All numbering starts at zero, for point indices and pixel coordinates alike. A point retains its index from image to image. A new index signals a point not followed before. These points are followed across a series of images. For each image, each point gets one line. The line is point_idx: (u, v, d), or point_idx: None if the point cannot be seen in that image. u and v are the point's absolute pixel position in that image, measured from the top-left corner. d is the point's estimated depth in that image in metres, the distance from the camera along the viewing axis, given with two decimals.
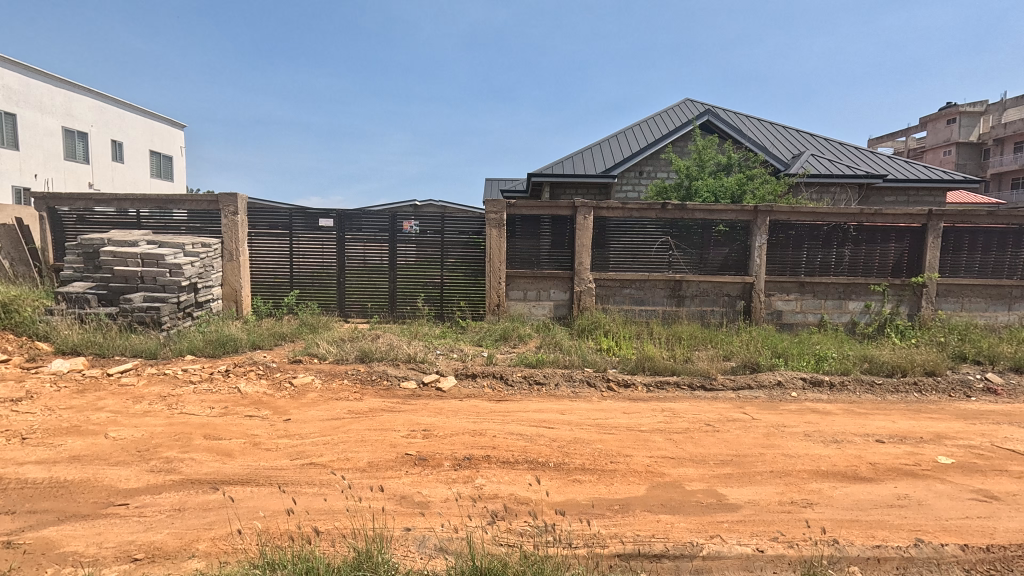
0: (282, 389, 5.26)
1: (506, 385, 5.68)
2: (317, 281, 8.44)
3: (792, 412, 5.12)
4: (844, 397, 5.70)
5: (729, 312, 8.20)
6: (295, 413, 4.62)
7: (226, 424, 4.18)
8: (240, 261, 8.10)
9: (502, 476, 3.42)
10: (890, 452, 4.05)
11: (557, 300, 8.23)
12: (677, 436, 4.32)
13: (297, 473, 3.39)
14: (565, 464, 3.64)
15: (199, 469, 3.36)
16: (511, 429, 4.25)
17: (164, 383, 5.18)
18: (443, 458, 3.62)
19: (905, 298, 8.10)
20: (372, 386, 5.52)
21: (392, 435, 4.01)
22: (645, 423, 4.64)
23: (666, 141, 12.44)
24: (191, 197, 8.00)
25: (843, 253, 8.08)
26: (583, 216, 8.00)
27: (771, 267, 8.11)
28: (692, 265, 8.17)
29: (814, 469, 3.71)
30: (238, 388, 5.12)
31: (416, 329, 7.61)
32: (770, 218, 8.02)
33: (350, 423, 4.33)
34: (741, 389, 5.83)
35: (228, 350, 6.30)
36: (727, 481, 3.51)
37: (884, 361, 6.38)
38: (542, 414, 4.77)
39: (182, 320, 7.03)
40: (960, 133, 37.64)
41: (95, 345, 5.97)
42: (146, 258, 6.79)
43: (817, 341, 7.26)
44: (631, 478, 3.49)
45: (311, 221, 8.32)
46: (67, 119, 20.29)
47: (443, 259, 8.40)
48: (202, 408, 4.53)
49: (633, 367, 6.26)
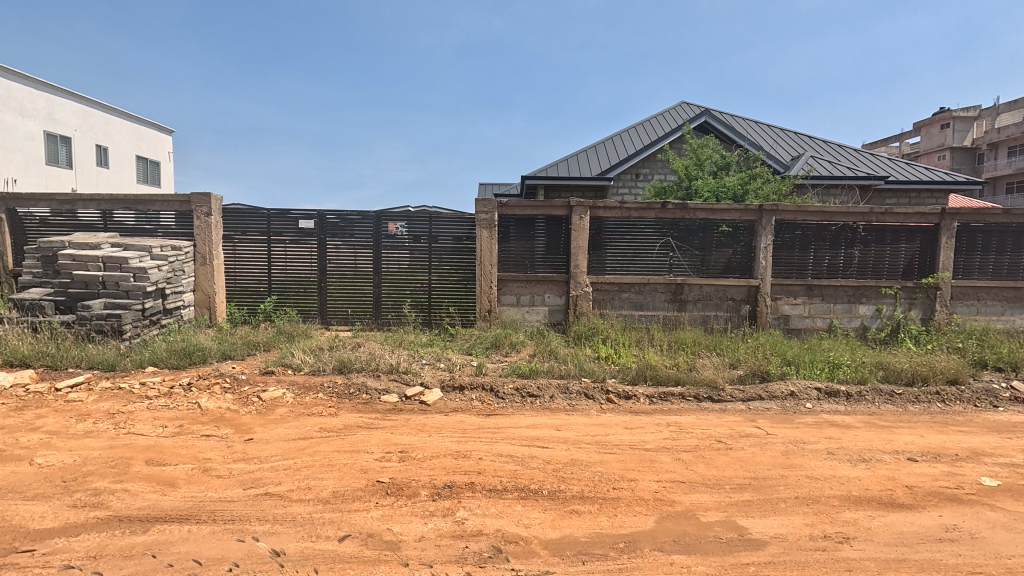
0: (249, 404, 4.75)
1: (497, 398, 5.20)
2: (297, 286, 7.94)
3: (810, 426, 4.67)
4: (862, 408, 5.27)
5: (733, 317, 7.75)
6: (259, 432, 4.14)
7: (176, 446, 3.68)
8: (213, 265, 7.61)
9: (488, 508, 2.94)
10: (927, 472, 3.59)
11: (552, 305, 7.78)
12: (686, 455, 3.85)
13: (248, 507, 2.90)
14: (560, 492, 3.15)
15: (132, 503, 2.87)
16: (500, 449, 3.75)
17: (116, 399, 4.66)
18: (420, 486, 3.13)
19: (917, 302, 7.69)
20: (349, 400, 5.03)
21: (363, 457, 3.51)
22: (649, 441, 4.19)
23: (664, 141, 12.06)
24: (162, 198, 7.54)
25: (853, 254, 7.68)
26: (579, 216, 7.55)
27: (777, 269, 7.69)
28: (693, 267, 7.74)
29: (846, 494, 3.25)
30: (199, 404, 4.62)
31: (402, 336, 7.13)
32: (775, 218, 7.61)
33: (317, 444, 3.82)
34: (751, 400, 5.39)
35: (195, 360, 5.81)
36: (748, 512, 3.04)
37: (902, 369, 5.96)
38: (536, 431, 4.29)
39: (148, 328, 6.49)
40: (953, 136, 37.68)
41: (47, 357, 5.47)
42: (108, 262, 6.30)
43: (828, 347, 6.82)
44: (637, 508, 3.02)
45: (293, 223, 7.85)
46: (48, 123, 19.77)
47: (432, 262, 7.94)
48: (153, 428, 4.03)
49: (634, 376, 5.82)
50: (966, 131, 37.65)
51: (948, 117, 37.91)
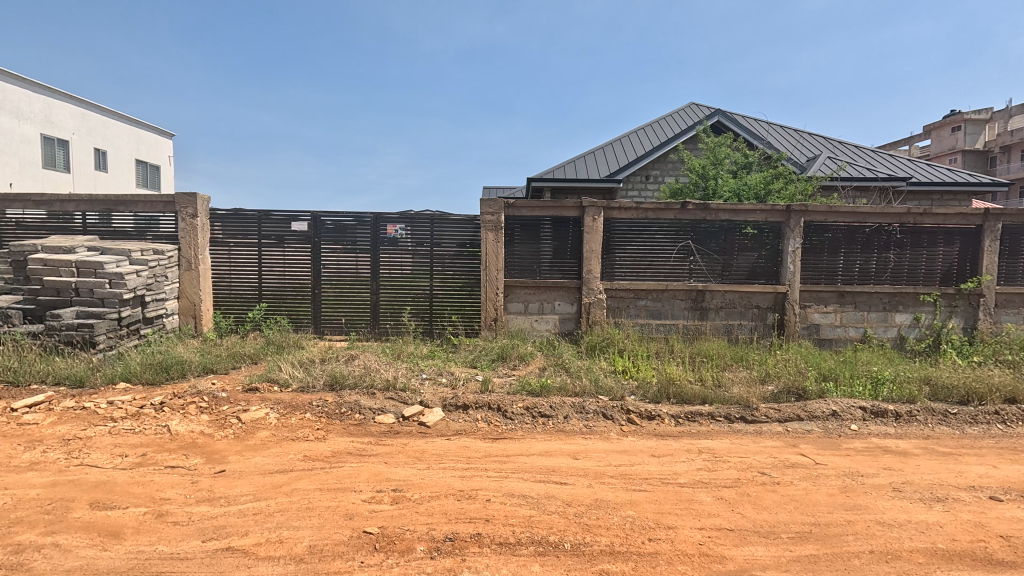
0: (226, 427, 4.21)
1: (505, 419, 4.65)
2: (289, 293, 7.42)
3: (862, 454, 4.11)
4: (915, 431, 4.69)
5: (759, 326, 7.18)
6: (234, 461, 3.61)
7: (132, 482, 3.15)
8: (199, 270, 7.10)
9: (498, 569, 2.38)
10: (1020, 518, 3.01)
11: (563, 314, 7.23)
12: (729, 493, 3.28)
13: (204, 567, 2.36)
14: (586, 546, 2.58)
15: (62, 564, 2.33)
16: (510, 487, 3.19)
17: (75, 422, 4.13)
18: (415, 539, 2.57)
19: (958, 310, 7.12)
20: (340, 421, 4.49)
21: (350, 499, 2.96)
22: (682, 473, 3.63)
23: (676, 140, 11.51)
24: (145, 198, 7.06)
25: (888, 257, 7.11)
26: (592, 217, 7.02)
27: (805, 275, 7.13)
28: (714, 273, 7.19)
29: (931, 548, 2.69)
30: (169, 427, 4.09)
31: (401, 347, 6.60)
32: (804, 218, 7.04)
33: (298, 478, 3.26)
34: (788, 421, 4.82)
35: (173, 375, 5.30)
36: (817, 573, 2.48)
37: (952, 386, 5.39)
38: (550, 461, 3.76)
39: (125, 339, 5.98)
40: (964, 139, 37.02)
41: (8, 372, 4.97)
42: (81, 267, 5.80)
43: (866, 359, 6.25)
44: (682, 568, 2.47)
45: (282, 225, 7.34)
46: (45, 126, 19.40)
47: (433, 268, 7.42)
48: (110, 458, 3.50)
49: (656, 394, 5.26)
50: (978, 134, 36.96)
51: (960, 120, 37.26)
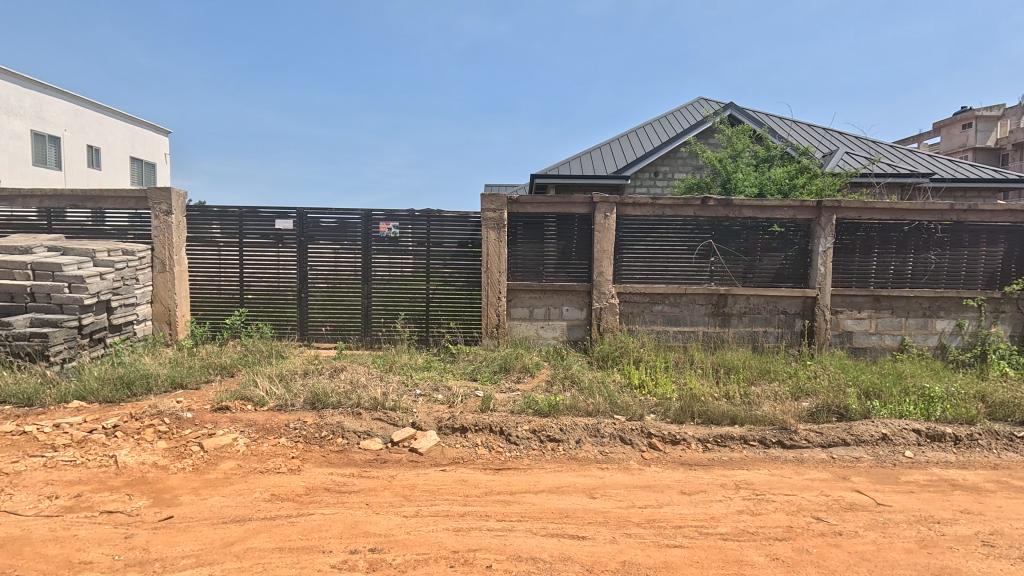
0: (184, 457, 3.61)
1: (508, 445, 4.05)
2: (273, 297, 6.84)
3: (930, 491, 3.49)
4: (980, 459, 4.08)
5: (786, 334, 6.57)
6: (185, 503, 3.02)
7: (49, 539, 2.56)
8: (174, 272, 6.52)
9: None
10: None
11: (571, 320, 6.63)
12: (784, 551, 2.67)
13: None
14: None
15: None
16: (516, 545, 2.59)
17: (8, 452, 3.55)
18: None
19: (1004, 316, 6.51)
20: (319, 447, 3.89)
21: (315, 567, 2.36)
22: (722, 518, 3.03)
23: (688, 134, 10.88)
24: (115, 194, 6.49)
25: (928, 258, 6.48)
26: (603, 215, 6.42)
27: (838, 278, 6.51)
28: (738, 276, 6.57)
29: None
30: (116, 458, 3.50)
31: (393, 358, 6.00)
32: (836, 216, 6.41)
33: (255, 532, 2.67)
34: (833, 447, 4.20)
35: (136, 391, 4.72)
36: None
37: (1015, 403, 4.76)
38: (564, 501, 3.17)
39: (87, 349, 5.42)
40: (975, 138, 36.12)
41: None
42: (38, 269, 5.22)
43: (909, 371, 5.63)
44: None
45: (267, 223, 6.75)
46: (35, 122, 18.82)
47: (430, 270, 6.82)
48: (35, 503, 2.92)
49: (679, 414, 4.64)
50: (989, 131, 35.90)
51: (971, 117, 36.43)
